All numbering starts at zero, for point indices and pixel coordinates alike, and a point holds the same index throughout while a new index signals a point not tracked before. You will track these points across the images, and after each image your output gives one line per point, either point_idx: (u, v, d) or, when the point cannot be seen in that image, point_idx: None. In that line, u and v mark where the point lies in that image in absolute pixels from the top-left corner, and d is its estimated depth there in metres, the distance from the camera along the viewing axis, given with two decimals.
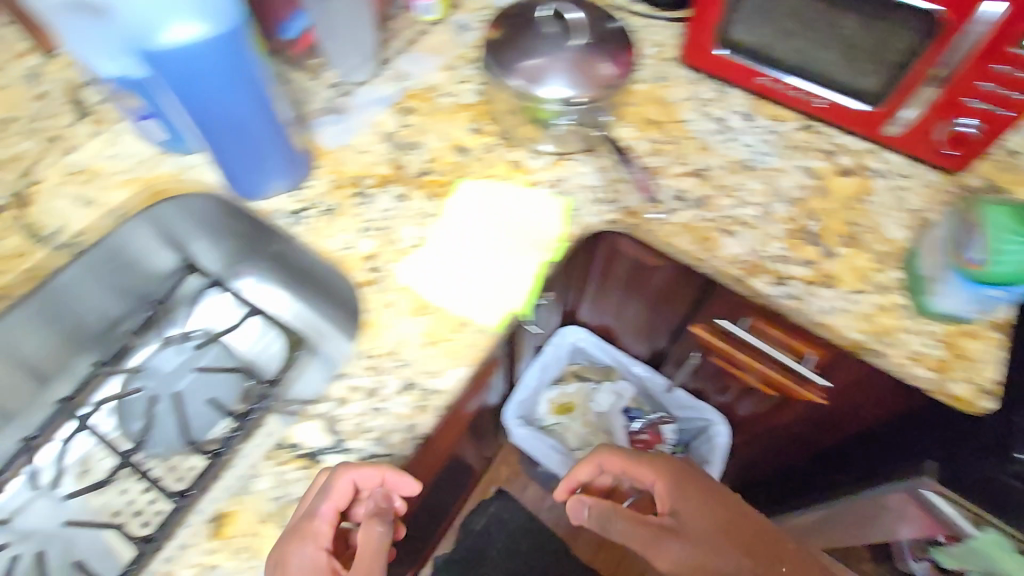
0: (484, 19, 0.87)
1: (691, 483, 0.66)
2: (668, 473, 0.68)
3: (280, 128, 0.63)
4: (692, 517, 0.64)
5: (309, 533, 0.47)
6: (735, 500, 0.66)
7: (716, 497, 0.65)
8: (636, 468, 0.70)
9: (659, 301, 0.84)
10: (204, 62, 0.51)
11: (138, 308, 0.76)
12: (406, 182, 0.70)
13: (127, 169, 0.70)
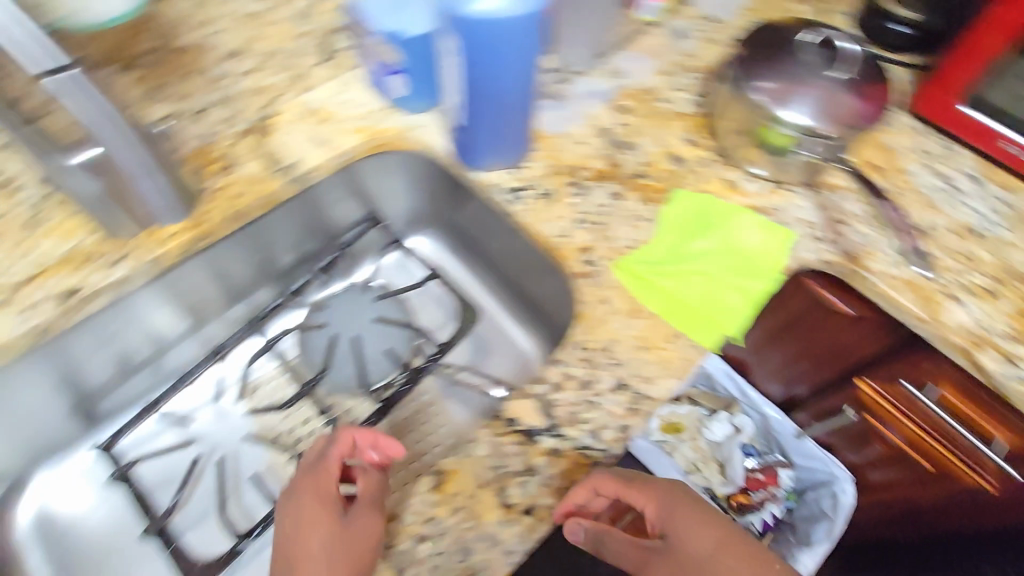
0: (701, 29, 0.86)
1: (677, 502, 0.53)
2: (655, 496, 0.53)
3: (519, 114, 0.64)
4: (684, 544, 0.51)
5: (317, 474, 0.50)
6: (714, 518, 0.52)
7: (698, 517, 0.52)
8: (628, 496, 0.51)
9: (835, 350, 0.83)
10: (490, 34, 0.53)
11: (326, 247, 0.80)
12: (621, 181, 0.70)
13: (359, 117, 0.72)
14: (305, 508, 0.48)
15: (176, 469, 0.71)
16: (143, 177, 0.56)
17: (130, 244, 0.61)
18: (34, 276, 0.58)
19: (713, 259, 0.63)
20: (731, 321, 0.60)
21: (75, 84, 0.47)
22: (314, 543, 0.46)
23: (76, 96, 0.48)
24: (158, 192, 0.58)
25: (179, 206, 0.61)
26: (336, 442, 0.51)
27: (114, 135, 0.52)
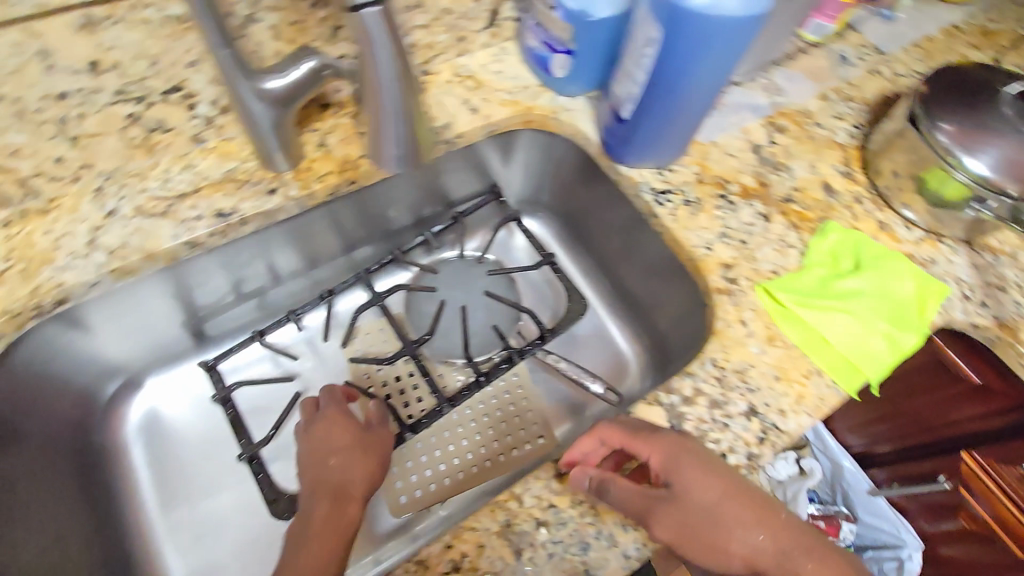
0: (865, 58, 0.82)
1: (686, 455, 0.48)
2: (663, 446, 0.48)
3: (697, 120, 0.60)
4: (691, 492, 0.47)
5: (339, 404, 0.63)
6: (721, 465, 0.48)
7: (703, 463, 0.48)
8: (633, 444, 0.50)
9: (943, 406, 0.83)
10: (700, 33, 0.49)
11: (442, 211, 0.78)
12: (768, 202, 0.67)
13: (511, 91, 0.71)
14: (332, 421, 0.60)
15: (274, 402, 0.71)
16: (393, 120, 0.56)
17: (283, 178, 0.60)
18: (190, 193, 0.57)
19: (861, 301, 0.61)
20: (871, 368, 0.58)
21: (375, 21, 0.47)
22: (341, 441, 0.58)
23: (371, 33, 0.48)
24: (401, 137, 0.58)
25: (409, 156, 0.61)
26: (328, 391, 0.64)
27: (387, 75, 0.52)
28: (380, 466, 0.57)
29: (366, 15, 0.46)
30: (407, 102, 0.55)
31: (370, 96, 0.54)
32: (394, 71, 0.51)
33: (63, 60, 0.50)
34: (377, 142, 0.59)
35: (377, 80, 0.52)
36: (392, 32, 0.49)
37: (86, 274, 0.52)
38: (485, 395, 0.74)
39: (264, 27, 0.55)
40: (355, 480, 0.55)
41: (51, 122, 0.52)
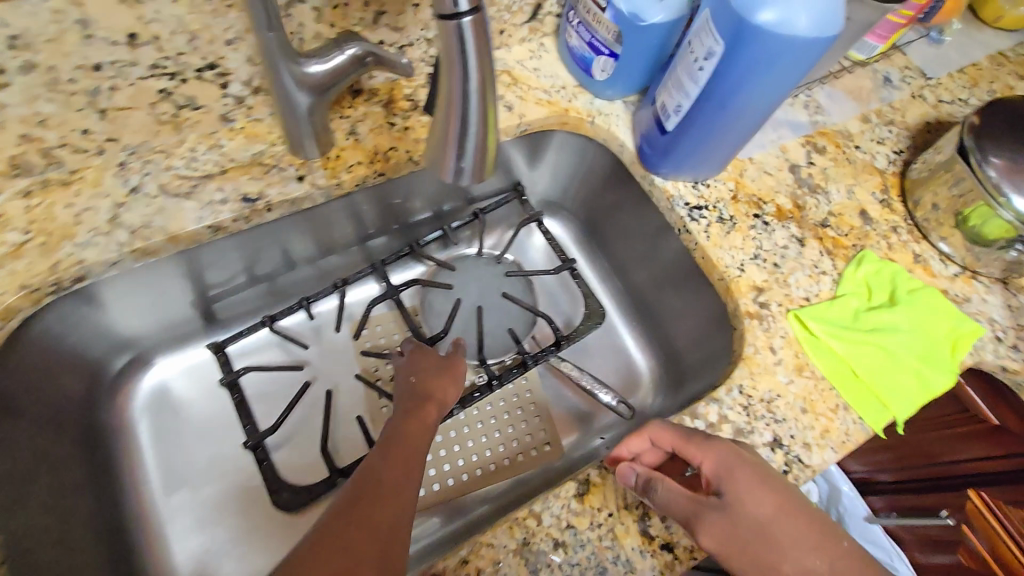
0: (910, 81, 0.80)
1: (743, 466, 0.46)
2: (716, 454, 0.47)
3: (741, 138, 0.58)
4: (742, 502, 0.45)
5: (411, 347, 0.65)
6: (775, 479, 0.46)
7: (757, 475, 0.46)
8: (685, 450, 0.48)
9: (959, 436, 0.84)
10: (752, 53, 0.48)
11: (459, 208, 0.77)
12: (803, 225, 0.66)
13: (549, 90, 0.69)
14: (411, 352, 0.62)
15: (282, 390, 0.69)
16: (459, 130, 0.39)
17: (311, 165, 0.58)
18: (215, 174, 0.55)
19: (891, 335, 0.59)
20: (899, 405, 0.57)
21: (466, 39, 0.34)
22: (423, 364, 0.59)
23: (464, 55, 0.35)
24: (468, 143, 0.39)
25: (480, 169, 0.41)
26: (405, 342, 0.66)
27: (471, 89, 0.37)
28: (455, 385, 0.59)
29: (460, 28, 0.33)
30: (482, 106, 0.38)
31: (444, 107, 0.38)
32: (474, 86, 0.36)
33: (104, 30, 0.46)
34: (437, 145, 0.41)
35: (457, 96, 0.37)
36: (486, 44, 0.35)
37: (107, 253, 0.51)
38: (495, 397, 0.72)
39: (308, 9, 0.52)
40: (438, 392, 0.56)
41: (82, 93, 0.48)
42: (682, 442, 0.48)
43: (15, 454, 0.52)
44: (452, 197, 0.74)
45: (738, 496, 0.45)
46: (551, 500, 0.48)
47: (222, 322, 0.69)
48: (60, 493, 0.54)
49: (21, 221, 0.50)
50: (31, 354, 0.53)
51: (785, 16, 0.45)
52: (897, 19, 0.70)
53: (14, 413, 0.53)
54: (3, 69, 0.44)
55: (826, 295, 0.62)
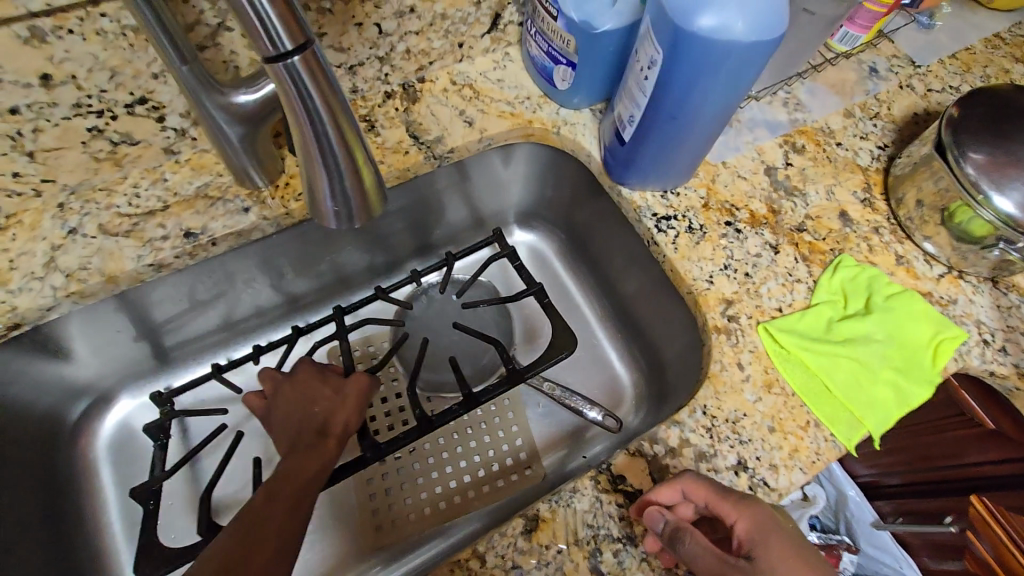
0: (897, 71, 0.76)
1: (780, 533, 0.44)
2: (754, 515, 0.44)
3: (702, 146, 0.56)
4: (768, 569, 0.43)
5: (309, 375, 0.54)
6: (807, 549, 0.45)
7: (791, 544, 0.44)
8: (718, 508, 0.46)
9: (958, 438, 0.80)
10: (688, 62, 0.46)
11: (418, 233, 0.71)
12: (778, 231, 0.62)
13: (510, 101, 0.67)
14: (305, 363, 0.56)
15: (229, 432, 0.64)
16: (327, 173, 0.38)
17: (259, 195, 0.56)
18: (158, 211, 0.54)
19: (867, 345, 0.57)
20: (874, 418, 0.54)
21: (302, 79, 0.32)
22: (312, 378, 0.54)
23: (303, 96, 0.33)
24: (344, 186, 0.39)
25: (361, 209, 0.41)
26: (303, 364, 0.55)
27: (326, 133, 0.36)
28: (362, 407, 0.53)
29: (290, 68, 0.32)
30: (345, 149, 0.37)
31: (304, 155, 0.38)
32: (331, 134, 0.36)
33: (13, 73, 0.44)
34: (312, 197, 0.40)
35: (312, 143, 0.36)
36: (328, 80, 0.34)
37: (41, 298, 0.49)
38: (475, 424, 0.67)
39: (236, 36, 0.50)
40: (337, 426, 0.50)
41: (2, 137, 0.47)
42: (716, 498, 0.46)
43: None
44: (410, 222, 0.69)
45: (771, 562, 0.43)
46: (498, 539, 0.46)
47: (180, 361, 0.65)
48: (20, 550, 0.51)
49: None
50: None
51: (723, 20, 0.43)
52: (876, 8, 0.67)
53: None
54: None
55: (801, 304, 0.59)
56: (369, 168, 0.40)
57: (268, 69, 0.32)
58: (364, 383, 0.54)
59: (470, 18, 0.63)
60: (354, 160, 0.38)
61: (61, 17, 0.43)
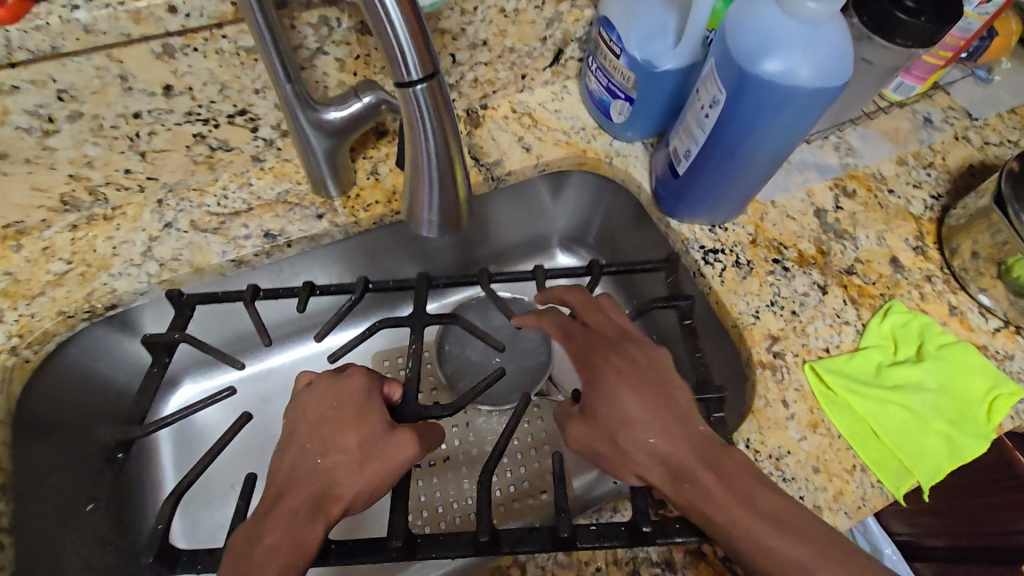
0: (953, 122, 0.76)
1: (599, 363, 0.50)
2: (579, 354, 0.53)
3: (753, 184, 0.58)
4: (601, 396, 0.48)
5: (344, 394, 0.50)
6: (635, 376, 0.48)
7: (616, 374, 0.49)
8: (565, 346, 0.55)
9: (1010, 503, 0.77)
10: (749, 104, 0.49)
11: (461, 256, 0.74)
12: (827, 272, 0.63)
13: (568, 131, 0.70)
14: (358, 379, 0.52)
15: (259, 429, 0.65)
16: (429, 183, 0.45)
17: (332, 204, 0.60)
18: (242, 212, 0.59)
19: (918, 393, 0.56)
20: (923, 469, 0.53)
21: (422, 99, 0.39)
22: (349, 408, 0.49)
23: (420, 114, 0.40)
24: (435, 191, 0.46)
25: (453, 215, 0.48)
26: (348, 382, 0.51)
27: (434, 147, 0.42)
28: (383, 475, 0.46)
29: (417, 92, 0.39)
30: (448, 159, 0.44)
31: (412, 163, 0.45)
32: (438, 147, 0.42)
33: (141, 83, 0.50)
34: (410, 203, 0.47)
35: (421, 155, 0.43)
36: (445, 103, 0.41)
37: (137, 282, 0.54)
38: (510, 446, 0.65)
39: (330, 59, 0.55)
40: (341, 493, 0.44)
41: (123, 137, 0.53)
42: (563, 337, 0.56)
43: (36, 485, 0.51)
44: (457, 246, 0.73)
45: (595, 391, 0.49)
46: (541, 548, 0.47)
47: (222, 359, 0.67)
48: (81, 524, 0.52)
49: (66, 251, 0.55)
50: (60, 377, 0.55)
51: (788, 66, 0.46)
52: (934, 60, 0.69)
53: (46, 432, 0.53)
54: (54, 118, 0.49)
55: (848, 347, 0.59)
56: (462, 181, 0.46)
57: (399, 91, 0.39)
58: (406, 450, 0.47)
59: (535, 52, 0.67)
60: (452, 171, 0.45)
61: (190, 36, 0.49)
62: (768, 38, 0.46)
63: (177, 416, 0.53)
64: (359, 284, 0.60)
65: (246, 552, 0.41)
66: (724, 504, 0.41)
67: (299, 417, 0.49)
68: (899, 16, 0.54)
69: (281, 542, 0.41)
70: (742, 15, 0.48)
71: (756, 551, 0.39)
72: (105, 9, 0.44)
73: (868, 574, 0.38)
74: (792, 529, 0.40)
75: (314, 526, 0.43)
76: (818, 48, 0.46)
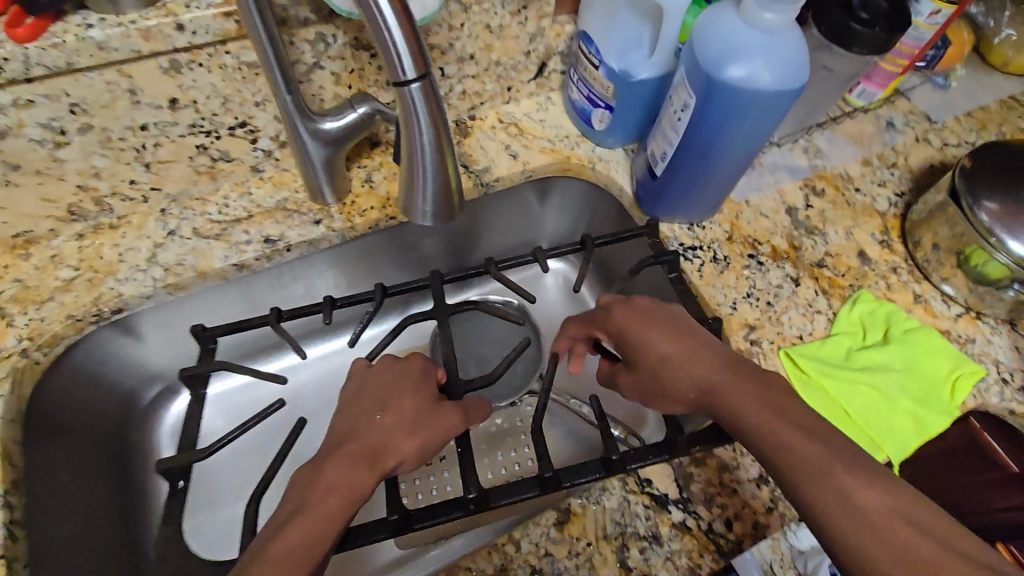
0: (914, 125, 0.81)
1: (694, 348, 0.50)
2: (667, 336, 0.52)
3: (727, 181, 0.62)
4: (686, 381, 0.49)
5: (404, 367, 0.56)
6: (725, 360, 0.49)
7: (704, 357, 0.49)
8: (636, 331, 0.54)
9: None
10: (718, 104, 0.53)
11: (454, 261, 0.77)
12: (799, 265, 0.67)
13: (552, 140, 0.73)
14: (416, 363, 0.56)
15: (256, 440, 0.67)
16: (423, 180, 0.48)
17: (329, 210, 0.63)
18: (243, 219, 0.61)
19: (885, 375, 0.60)
20: (893, 445, 0.57)
21: (415, 98, 0.42)
22: (408, 379, 0.54)
23: (415, 114, 0.43)
24: (429, 188, 0.49)
25: (447, 208, 0.52)
26: (409, 364, 0.56)
27: (425, 146, 0.46)
28: (436, 439, 0.50)
29: (411, 92, 0.42)
30: (440, 158, 0.47)
31: (406, 162, 0.48)
32: (431, 145, 0.46)
33: (149, 97, 0.53)
34: (404, 202, 0.51)
35: (414, 153, 0.46)
36: (437, 104, 0.44)
37: (143, 287, 0.57)
38: (504, 439, 0.67)
39: (326, 73, 0.59)
40: (396, 450, 0.47)
41: (130, 149, 0.56)
42: (640, 321, 0.54)
43: (49, 482, 0.52)
44: (450, 251, 0.76)
45: (682, 373, 0.50)
46: (534, 526, 0.50)
47: (225, 362, 0.69)
48: (85, 516, 0.54)
49: (73, 259, 0.57)
50: (69, 378, 0.57)
51: (750, 71, 0.50)
52: (891, 67, 0.74)
53: (59, 432, 0.55)
54: (65, 130, 0.53)
55: (820, 333, 0.62)
56: (453, 177, 0.50)
57: (392, 91, 0.43)
58: (455, 416, 0.52)
59: (520, 65, 0.71)
60: (445, 169, 0.48)
61: (196, 52, 0.52)
62: (733, 44, 0.50)
63: (234, 433, 0.56)
64: (377, 291, 0.62)
65: (305, 487, 0.43)
66: (743, 398, 0.46)
67: (363, 380, 0.54)
68: (854, 27, 0.58)
69: (337, 480, 0.43)
70: (707, 26, 0.52)
71: (814, 473, 0.40)
72: (119, 28, 0.47)
73: (924, 514, 0.38)
74: (830, 444, 0.42)
75: (367, 468, 0.45)
76: (777, 54, 0.50)
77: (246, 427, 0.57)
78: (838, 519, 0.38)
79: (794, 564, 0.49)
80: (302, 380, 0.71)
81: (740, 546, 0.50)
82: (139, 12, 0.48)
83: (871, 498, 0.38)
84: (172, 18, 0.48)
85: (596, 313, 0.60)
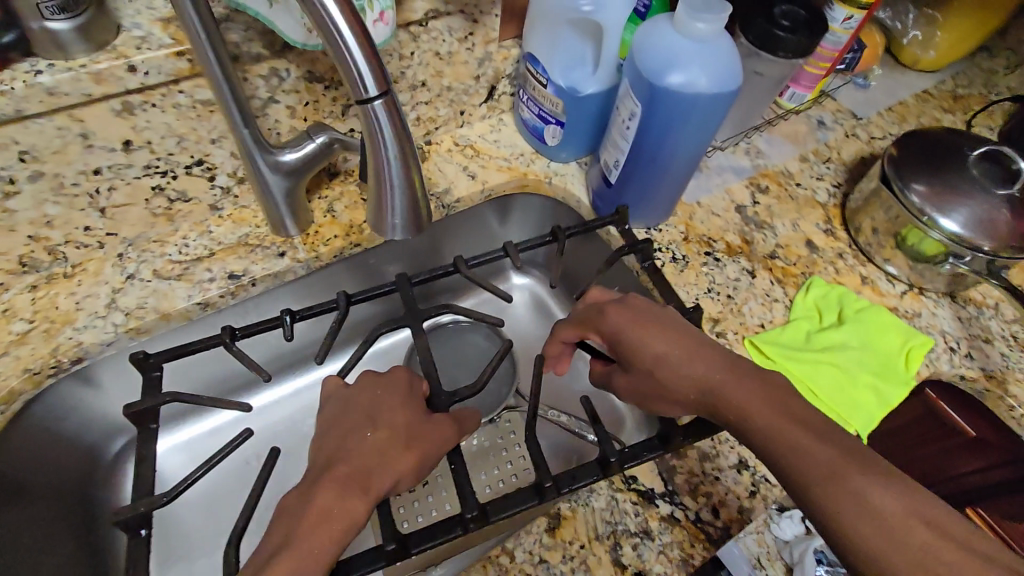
0: (843, 123, 0.87)
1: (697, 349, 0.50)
2: (667, 335, 0.51)
3: (678, 185, 0.65)
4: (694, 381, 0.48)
5: (391, 380, 0.55)
6: (726, 359, 0.49)
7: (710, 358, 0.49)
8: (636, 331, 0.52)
9: None
10: (663, 109, 0.56)
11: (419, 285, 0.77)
12: (753, 259, 0.70)
13: (508, 158, 0.75)
14: (401, 373, 0.56)
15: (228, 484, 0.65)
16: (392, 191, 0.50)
17: (292, 241, 0.63)
18: (204, 257, 0.60)
19: (844, 353, 0.63)
20: (858, 420, 0.60)
21: (379, 116, 0.44)
22: (397, 392, 0.53)
23: (380, 132, 0.45)
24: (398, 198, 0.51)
25: (416, 220, 0.53)
26: (395, 376, 0.55)
27: (393, 158, 0.48)
28: (429, 457, 0.49)
29: (373, 109, 0.43)
30: (406, 171, 0.49)
31: (374, 175, 0.50)
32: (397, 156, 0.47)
33: (101, 140, 0.55)
34: (378, 213, 0.53)
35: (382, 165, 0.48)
36: (400, 122, 0.45)
37: (103, 333, 0.55)
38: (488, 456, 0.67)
39: (281, 107, 0.60)
40: (386, 475, 0.46)
41: (84, 194, 0.56)
42: (641, 322, 0.53)
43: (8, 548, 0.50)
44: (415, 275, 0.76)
45: (689, 375, 0.49)
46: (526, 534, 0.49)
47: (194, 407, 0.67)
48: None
49: (26, 311, 0.55)
50: (28, 437, 0.54)
51: (688, 77, 0.54)
52: (814, 70, 0.80)
53: (18, 495, 0.52)
54: (15, 179, 0.53)
55: (780, 320, 0.65)
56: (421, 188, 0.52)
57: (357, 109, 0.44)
58: (446, 430, 0.51)
59: (470, 89, 0.73)
60: (413, 181, 0.51)
61: (149, 93, 0.54)
62: (672, 52, 0.54)
63: (200, 472, 0.50)
64: (341, 297, 0.59)
65: (300, 507, 0.43)
66: (764, 402, 0.45)
67: (344, 399, 0.53)
68: (779, 33, 0.63)
69: (331, 508, 0.42)
70: (645, 37, 0.56)
71: (820, 469, 0.41)
72: (67, 72, 0.50)
73: (930, 502, 0.39)
74: (853, 453, 0.41)
75: (363, 499, 0.44)
76: (711, 62, 0.54)
77: (213, 465, 0.51)
78: (848, 514, 0.39)
79: (780, 554, 0.52)
80: (275, 418, 0.70)
81: (728, 532, 0.51)
82: (87, 55, 0.50)
83: (883, 499, 0.38)
84: (122, 60, 0.51)
85: (587, 313, 0.57)
